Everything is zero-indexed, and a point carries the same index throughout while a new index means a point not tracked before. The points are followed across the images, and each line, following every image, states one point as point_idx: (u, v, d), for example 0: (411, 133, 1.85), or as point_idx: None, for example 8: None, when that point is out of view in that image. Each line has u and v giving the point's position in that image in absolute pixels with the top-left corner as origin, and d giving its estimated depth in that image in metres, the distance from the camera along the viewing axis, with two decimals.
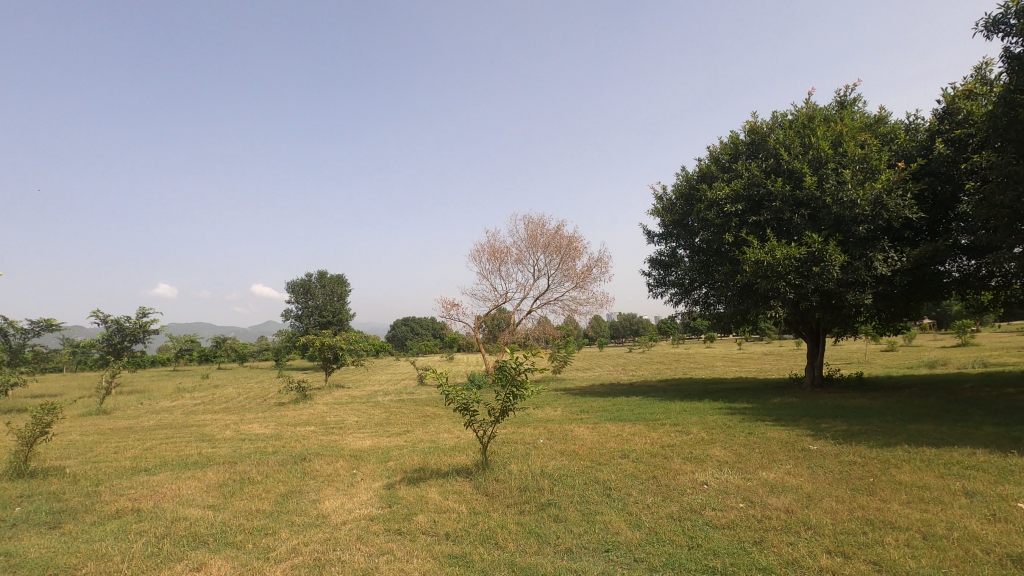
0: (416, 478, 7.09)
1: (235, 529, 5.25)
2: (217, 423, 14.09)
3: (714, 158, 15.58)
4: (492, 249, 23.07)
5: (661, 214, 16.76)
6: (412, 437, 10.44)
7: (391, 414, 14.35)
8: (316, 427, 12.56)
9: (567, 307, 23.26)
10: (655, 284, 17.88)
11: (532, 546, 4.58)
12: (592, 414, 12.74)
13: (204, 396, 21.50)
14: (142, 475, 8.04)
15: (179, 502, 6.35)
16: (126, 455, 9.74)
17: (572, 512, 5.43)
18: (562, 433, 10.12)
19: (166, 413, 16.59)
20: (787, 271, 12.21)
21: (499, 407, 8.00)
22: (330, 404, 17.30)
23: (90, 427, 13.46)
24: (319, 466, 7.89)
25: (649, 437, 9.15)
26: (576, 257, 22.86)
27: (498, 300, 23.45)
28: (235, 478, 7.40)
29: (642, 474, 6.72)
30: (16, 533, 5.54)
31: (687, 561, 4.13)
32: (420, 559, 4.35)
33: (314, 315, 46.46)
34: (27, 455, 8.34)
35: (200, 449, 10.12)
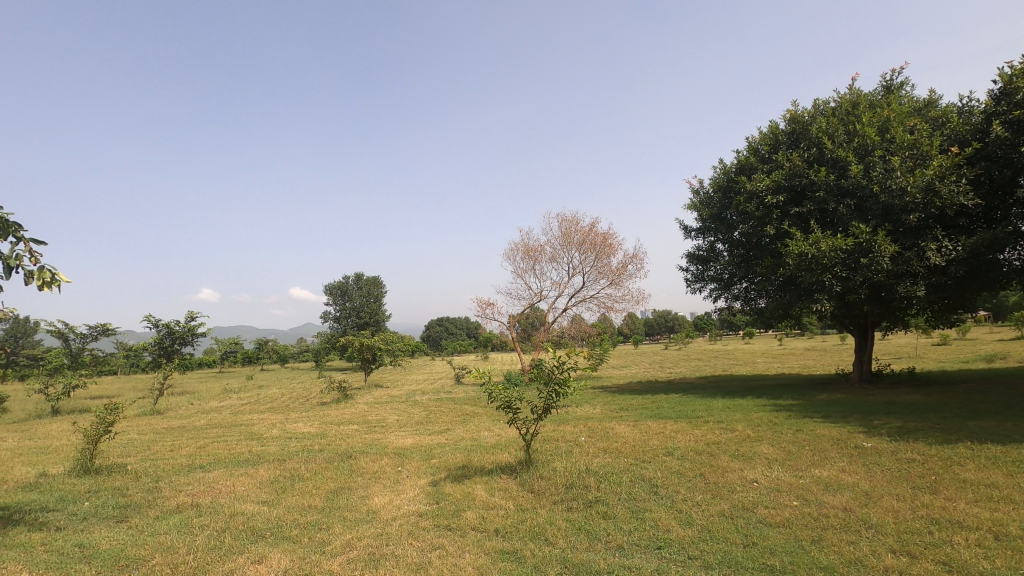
0: (460, 475, 7.18)
1: (291, 524, 5.42)
2: (264, 422, 14.58)
3: (753, 149, 15.23)
4: (526, 247, 23.13)
5: (698, 208, 16.48)
6: (454, 435, 10.60)
7: (431, 413, 14.56)
8: (359, 425, 12.86)
9: (603, 304, 23.11)
10: (694, 279, 17.62)
11: (583, 542, 4.59)
12: (631, 412, 12.64)
13: (250, 396, 22.24)
14: (198, 472, 8.38)
15: (235, 497, 6.60)
16: (181, 453, 10.17)
17: (620, 509, 5.40)
18: (602, 431, 10.07)
19: (215, 412, 17.25)
20: (833, 263, 11.82)
21: (541, 406, 8.00)
22: (371, 403, 17.65)
23: (147, 426, 14.14)
24: (365, 464, 8.08)
25: (693, 434, 9.02)
26: (612, 254, 22.67)
27: (533, 299, 23.49)
28: (286, 475, 7.64)
29: (688, 472, 6.63)
30: (88, 526, 5.86)
31: (744, 559, 4.06)
32: (472, 554, 4.41)
33: (352, 317, 47.41)
34: (93, 452, 8.83)
35: (251, 447, 10.50)
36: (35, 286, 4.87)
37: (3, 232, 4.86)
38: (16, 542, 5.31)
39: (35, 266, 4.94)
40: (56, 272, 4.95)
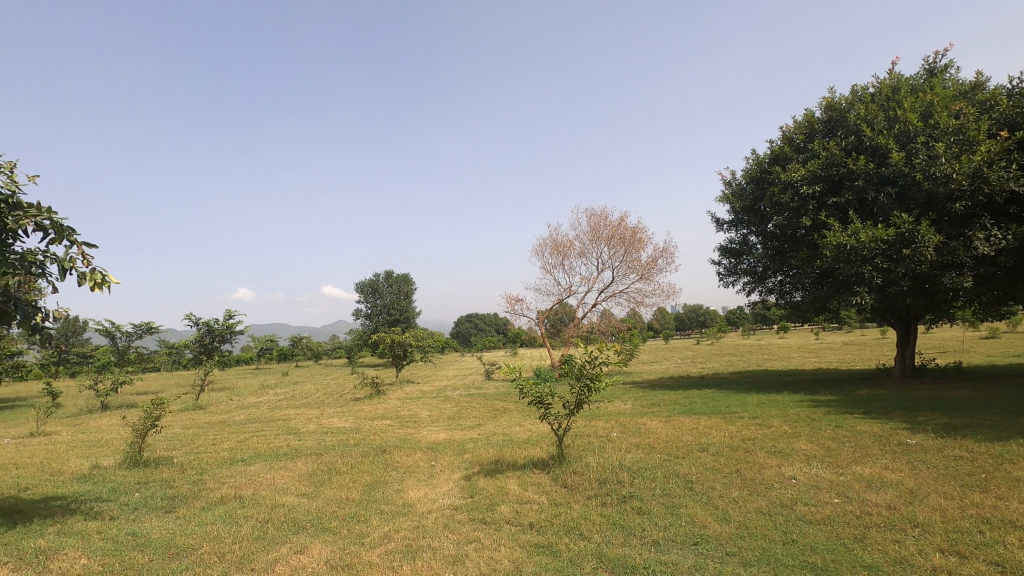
0: (493, 470, 7.23)
1: (330, 516, 5.56)
2: (300, 417, 14.95)
3: (788, 138, 14.85)
4: (554, 243, 23.07)
5: (731, 200, 16.16)
6: (485, 430, 10.67)
7: (462, 409, 14.68)
8: (392, 420, 13.09)
9: (632, 299, 22.90)
10: (726, 273, 17.30)
11: (618, 538, 4.58)
12: (663, 407, 12.52)
13: (286, 392, 22.81)
14: (239, 465, 8.66)
15: (275, 490, 6.80)
16: (223, 446, 10.52)
17: (655, 505, 5.37)
18: (634, 426, 9.99)
19: (254, 408, 17.75)
20: (873, 254, 11.43)
21: (573, 401, 7.97)
22: (403, 399, 17.90)
23: (190, 420, 14.67)
24: (400, 458, 8.21)
25: (728, 430, 8.87)
26: (641, 248, 22.42)
27: (562, 294, 23.43)
28: (324, 469, 7.83)
29: (724, 468, 6.53)
30: (140, 515, 6.13)
31: (784, 556, 4.00)
32: (507, 548, 4.45)
33: (382, 314, 48.09)
34: (141, 446, 9.22)
35: (289, 441, 10.79)
36: (88, 287, 5.12)
37: (58, 236, 5.11)
38: (74, 530, 5.59)
39: (88, 268, 5.18)
40: (107, 274, 5.18)
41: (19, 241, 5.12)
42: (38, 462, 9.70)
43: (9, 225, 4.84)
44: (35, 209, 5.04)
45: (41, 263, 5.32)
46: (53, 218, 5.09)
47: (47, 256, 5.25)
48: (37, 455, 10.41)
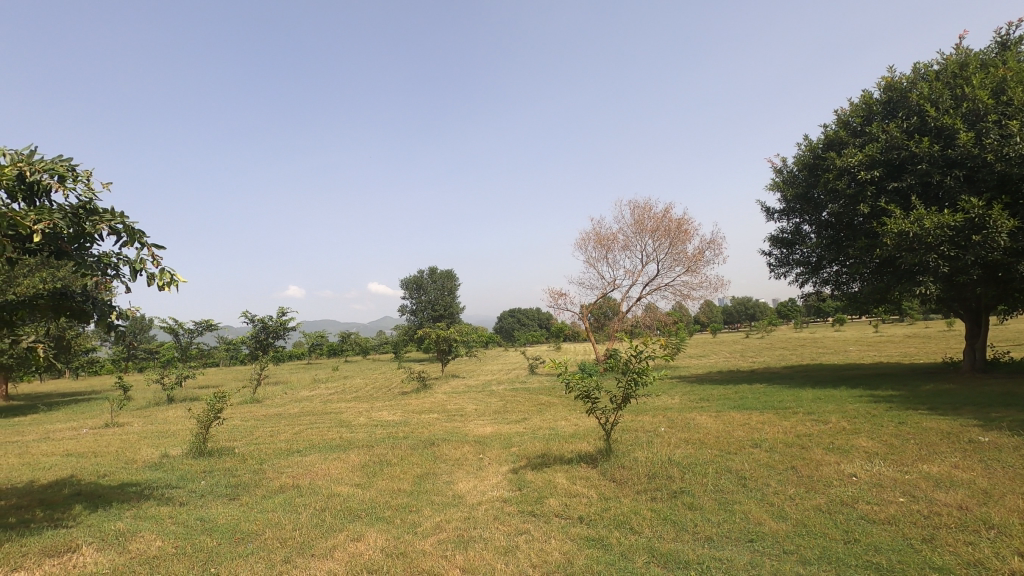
0: (540, 463, 7.26)
1: (383, 505, 5.73)
2: (351, 410, 15.45)
3: (843, 122, 14.20)
4: (597, 236, 22.87)
5: (782, 188, 15.59)
6: (531, 424, 10.73)
7: (507, 403, 14.81)
8: (439, 414, 13.30)
9: (678, 292, 22.45)
10: (778, 264, 16.73)
11: (669, 533, 4.53)
12: (713, 402, 12.24)
13: (337, 386, 23.57)
14: (296, 455, 9.03)
15: (330, 480, 7.06)
16: (280, 438, 10.99)
17: (707, 500, 5.28)
18: (683, 421, 9.84)
19: (307, 401, 18.44)
20: (939, 241, 10.81)
21: (620, 395, 7.90)
22: (448, 393, 18.20)
23: (248, 413, 15.38)
24: (448, 451, 8.36)
25: (782, 426, 8.60)
26: (687, 240, 21.93)
27: (605, 288, 23.22)
28: (375, 460, 8.06)
29: (778, 465, 6.35)
30: (207, 502, 6.50)
31: (845, 556, 3.86)
32: (557, 540, 4.48)
33: (427, 310, 48.88)
34: (205, 436, 9.73)
35: (341, 433, 11.15)
36: (157, 286, 5.43)
37: (130, 238, 5.44)
38: (149, 514, 5.98)
39: (157, 268, 5.50)
40: (173, 274, 5.48)
41: (95, 244, 5.48)
42: (113, 451, 10.37)
43: (87, 229, 5.19)
44: (109, 214, 5.39)
45: (115, 265, 5.68)
46: (125, 222, 5.42)
47: (120, 258, 5.59)
48: (112, 445, 11.13)
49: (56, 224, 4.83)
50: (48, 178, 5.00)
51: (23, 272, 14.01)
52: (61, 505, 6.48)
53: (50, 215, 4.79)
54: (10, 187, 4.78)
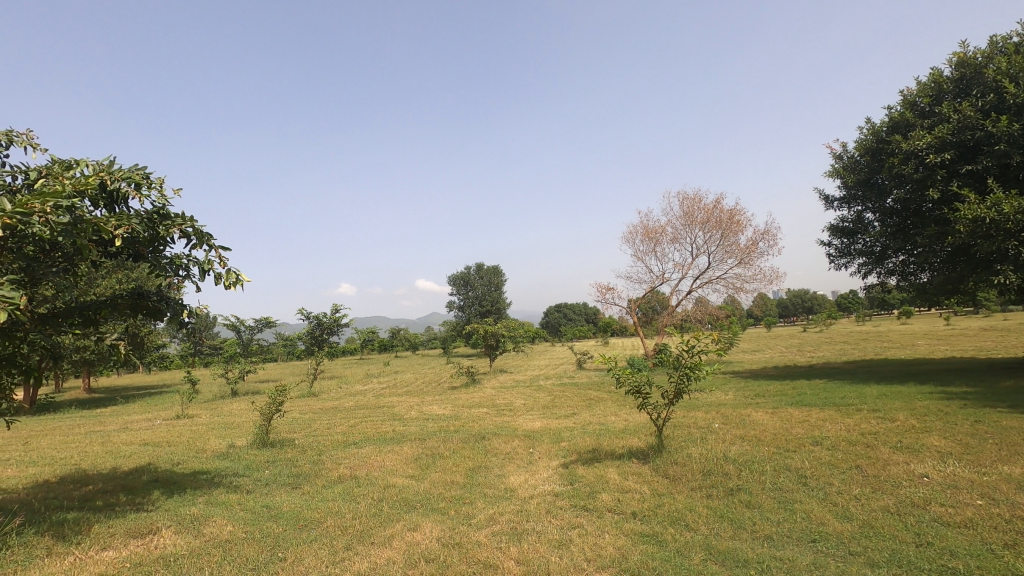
0: (590, 458, 7.25)
1: (438, 497, 5.87)
2: (403, 404, 15.82)
3: (910, 102, 13.38)
4: (645, 229, 22.49)
5: (843, 174, 14.86)
6: (581, 419, 10.70)
7: (556, 398, 14.80)
8: (489, 409, 13.46)
9: (731, 285, 21.80)
10: (838, 254, 15.99)
11: (727, 531, 4.44)
12: (769, 398, 11.86)
13: (388, 381, 24.17)
14: (352, 447, 9.34)
15: (386, 471, 7.28)
16: (337, 430, 11.39)
17: (766, 499, 5.14)
18: (738, 418, 9.58)
19: (361, 396, 19.01)
20: (1019, 227, 10.07)
21: (673, 390, 7.74)
22: (497, 388, 18.36)
23: (306, 406, 16.01)
24: (498, 445, 8.46)
25: (845, 424, 8.25)
26: (739, 231, 21.24)
27: (654, 282, 22.83)
28: (428, 453, 8.24)
29: (841, 464, 6.09)
30: (272, 490, 6.84)
31: (918, 559, 3.68)
32: (611, 535, 4.47)
33: (474, 306, 49.33)
34: (267, 428, 10.21)
35: (394, 426, 11.45)
36: (224, 286, 5.75)
37: (200, 240, 5.77)
38: (219, 501, 6.35)
39: (223, 268, 5.81)
40: (239, 274, 5.78)
41: (168, 246, 5.83)
42: (185, 441, 11.04)
43: (161, 233, 5.53)
44: (180, 218, 5.73)
45: (186, 266, 6.02)
46: (195, 225, 5.75)
47: (191, 259, 5.93)
48: (183, 435, 11.84)
49: (135, 229, 5.17)
50: (126, 186, 5.36)
51: (104, 273, 15.07)
52: (141, 490, 6.97)
53: (129, 220, 5.14)
54: (94, 195, 5.15)
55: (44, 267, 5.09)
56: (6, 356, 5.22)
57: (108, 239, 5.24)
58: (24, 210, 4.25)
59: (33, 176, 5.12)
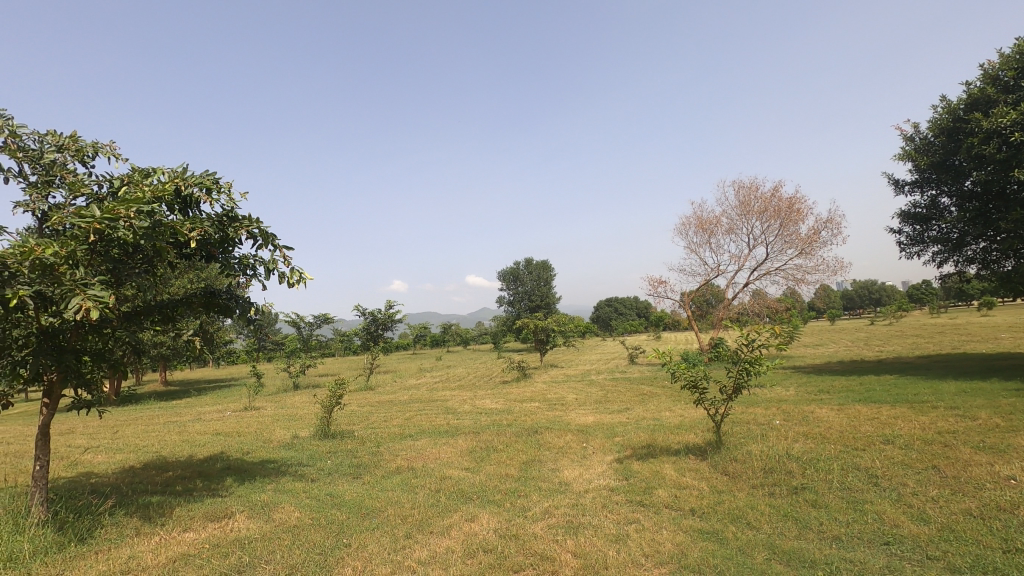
0: (645, 454, 7.16)
1: (493, 489, 5.95)
2: (456, 398, 16.08)
3: (992, 77, 12.40)
4: (698, 220, 21.91)
5: (914, 157, 13.96)
6: (634, 414, 10.57)
7: (608, 393, 14.66)
8: (540, 403, 13.50)
9: (791, 277, 20.92)
10: (910, 242, 15.05)
11: (791, 530, 4.30)
12: (834, 394, 11.33)
13: (441, 375, 24.61)
14: (409, 440, 9.61)
15: (442, 463, 7.45)
16: (394, 423, 11.73)
17: (833, 498, 4.93)
18: (801, 414, 9.21)
19: (415, 389, 19.47)
20: None
21: (732, 385, 7.53)
22: (548, 383, 18.36)
23: (364, 400, 16.54)
24: (552, 439, 8.47)
25: (919, 422, 7.78)
26: (799, 220, 20.33)
27: (709, 274, 22.21)
28: (482, 446, 8.37)
29: (916, 464, 5.76)
30: (334, 479, 7.14)
31: (1006, 565, 3.45)
32: (669, 531, 4.42)
33: (524, 300, 49.45)
34: (329, 420, 10.63)
35: (449, 420, 11.67)
36: (288, 284, 6.02)
37: (265, 241, 6.06)
38: (287, 488, 6.68)
39: (287, 268, 6.08)
40: (301, 273, 6.05)
41: (237, 247, 6.15)
42: (253, 432, 11.64)
43: (230, 234, 5.84)
44: (247, 220, 6.03)
45: (252, 266, 6.34)
46: (261, 226, 6.04)
47: (257, 259, 6.24)
48: (252, 426, 12.48)
49: (206, 231, 5.48)
50: (198, 191, 5.68)
51: (177, 274, 16.03)
52: (215, 477, 7.43)
53: (201, 224, 5.45)
54: (170, 200, 5.50)
55: (128, 268, 5.47)
56: (96, 352, 5.66)
57: (183, 241, 5.57)
58: (111, 216, 4.60)
59: (116, 185, 5.50)
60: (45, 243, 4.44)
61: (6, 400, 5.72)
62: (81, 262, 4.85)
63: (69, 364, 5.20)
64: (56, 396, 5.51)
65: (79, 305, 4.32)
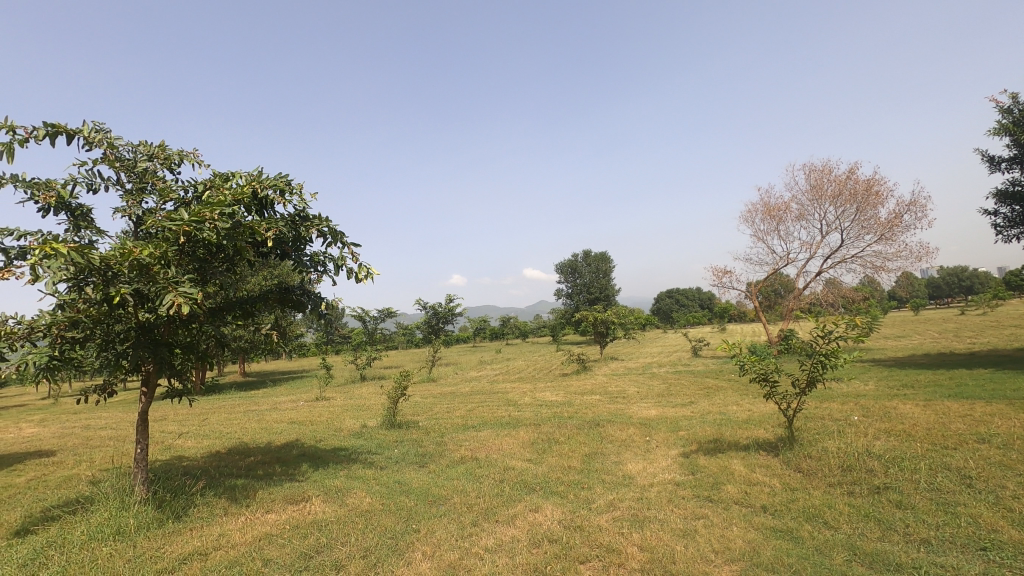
0: (712, 449, 6.97)
1: (556, 481, 5.98)
2: (516, 390, 16.22)
3: None
4: (766, 207, 20.96)
5: (1012, 131, 12.76)
6: (700, 408, 10.30)
7: (671, 386, 14.37)
8: (602, 396, 13.38)
9: (869, 264, 19.64)
10: (1008, 223, 13.78)
11: (874, 531, 4.07)
12: (920, 389, 10.56)
13: (501, 368, 24.86)
14: (471, 430, 9.79)
15: (505, 454, 7.55)
16: (457, 414, 11.99)
17: (921, 499, 4.63)
18: (882, 410, 8.68)
19: (476, 381, 19.82)
20: None
21: (805, 378, 7.16)
22: (609, 375, 18.16)
23: (428, 391, 17.00)
24: (614, 432, 8.40)
25: (1019, 420, 7.14)
26: (878, 203, 19.04)
27: (777, 263, 21.23)
28: (544, 438, 8.41)
29: (1017, 464, 5.30)
30: (402, 467, 7.40)
31: None
32: (740, 528, 4.30)
33: (583, 293, 49.04)
34: (395, 410, 10.99)
35: (510, 411, 11.81)
36: (356, 280, 6.29)
37: (334, 239, 6.34)
38: (358, 475, 6.99)
39: (355, 264, 6.35)
40: (369, 269, 6.31)
41: (308, 245, 6.45)
42: (325, 421, 12.21)
43: (303, 233, 6.16)
44: (318, 219, 6.32)
45: (323, 262, 6.64)
46: (330, 225, 6.32)
47: (327, 256, 6.54)
48: (324, 415, 13.12)
49: (281, 231, 5.80)
50: (273, 193, 6.01)
51: (253, 271, 16.99)
52: (292, 463, 7.88)
53: (277, 223, 5.77)
54: (248, 203, 5.84)
55: (211, 267, 5.86)
56: (186, 344, 6.11)
57: (260, 240, 5.92)
58: (198, 218, 4.94)
59: (200, 189, 5.91)
60: (142, 245, 4.85)
61: (110, 388, 6.26)
62: (172, 262, 5.25)
63: (163, 356, 5.65)
64: (153, 385, 5.99)
65: (172, 302, 4.69)
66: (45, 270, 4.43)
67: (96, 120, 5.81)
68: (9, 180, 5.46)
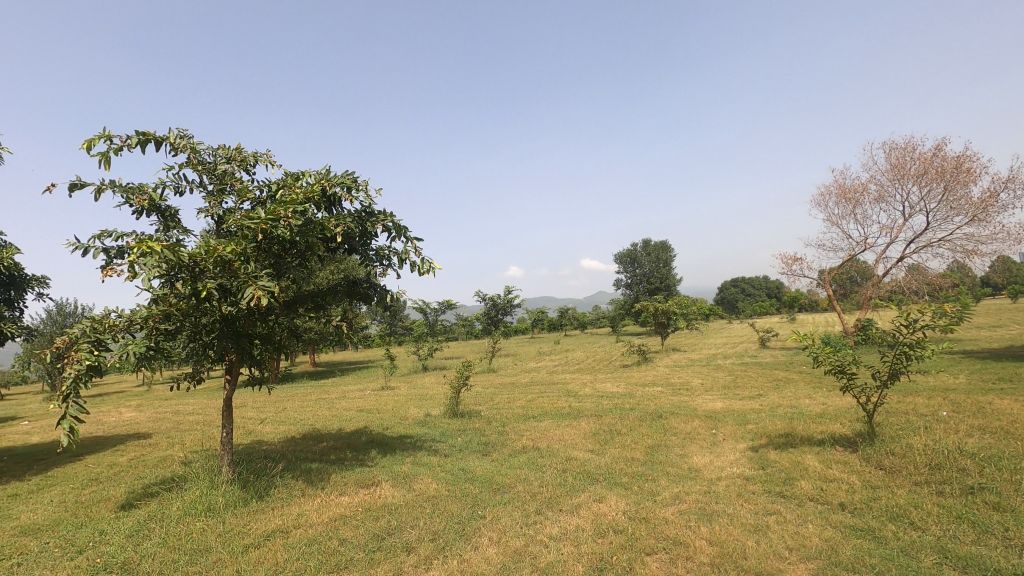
0: (784, 443, 6.69)
1: (619, 472, 5.94)
2: (576, 381, 16.17)
3: None
4: (840, 189, 19.74)
5: None
6: (769, 401, 9.90)
7: (738, 377, 13.88)
8: (664, 387, 13.11)
9: (959, 248, 18.13)
10: None
11: (968, 535, 3.79)
12: (1019, 384, 9.70)
13: (560, 359, 24.81)
14: (532, 420, 9.87)
15: (566, 444, 7.56)
16: (517, 404, 12.11)
17: (1022, 501, 4.27)
18: (974, 405, 8.04)
19: (535, 372, 19.90)
20: None
21: (887, 371, 6.71)
22: (671, 367, 17.75)
23: (488, 382, 17.25)
24: (678, 424, 8.23)
25: None
26: (970, 181, 17.49)
27: (854, 248, 19.97)
28: (605, 429, 8.35)
29: None
30: (465, 455, 7.57)
31: None
32: (815, 525, 4.12)
33: (643, 283, 48.06)
34: (457, 399, 11.22)
35: (571, 402, 11.79)
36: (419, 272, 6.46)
37: (397, 233, 6.52)
38: (423, 462, 7.21)
39: (417, 257, 6.51)
40: (431, 261, 6.45)
41: (374, 240, 6.67)
42: (391, 409, 12.65)
43: (369, 229, 6.38)
44: (382, 215, 6.52)
45: (388, 256, 6.85)
46: (394, 219, 6.51)
47: (391, 250, 6.74)
48: (389, 404, 13.60)
49: (348, 227, 6.04)
50: (341, 190, 6.25)
51: (321, 265, 17.74)
52: (362, 449, 8.22)
53: (344, 219, 6.01)
54: (318, 200, 6.10)
55: (286, 262, 6.19)
56: (264, 335, 6.48)
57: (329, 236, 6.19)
58: (273, 216, 5.23)
59: (274, 189, 6.24)
60: (224, 242, 5.18)
61: (199, 375, 6.74)
62: (251, 258, 5.57)
63: (244, 345, 6.02)
64: (236, 373, 6.39)
65: (252, 294, 4.99)
66: (141, 267, 4.81)
67: (180, 126, 6.24)
68: (108, 185, 5.98)
